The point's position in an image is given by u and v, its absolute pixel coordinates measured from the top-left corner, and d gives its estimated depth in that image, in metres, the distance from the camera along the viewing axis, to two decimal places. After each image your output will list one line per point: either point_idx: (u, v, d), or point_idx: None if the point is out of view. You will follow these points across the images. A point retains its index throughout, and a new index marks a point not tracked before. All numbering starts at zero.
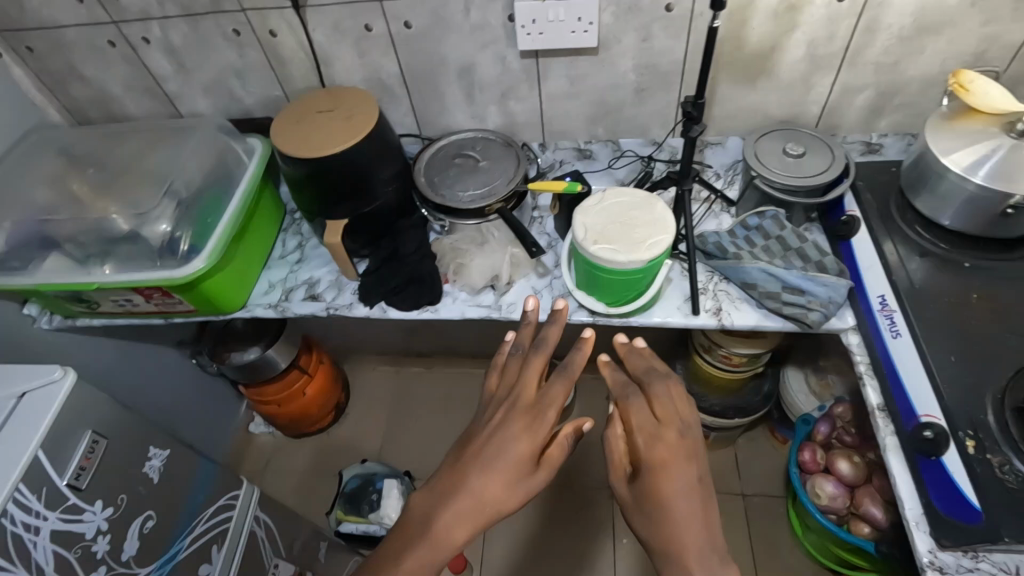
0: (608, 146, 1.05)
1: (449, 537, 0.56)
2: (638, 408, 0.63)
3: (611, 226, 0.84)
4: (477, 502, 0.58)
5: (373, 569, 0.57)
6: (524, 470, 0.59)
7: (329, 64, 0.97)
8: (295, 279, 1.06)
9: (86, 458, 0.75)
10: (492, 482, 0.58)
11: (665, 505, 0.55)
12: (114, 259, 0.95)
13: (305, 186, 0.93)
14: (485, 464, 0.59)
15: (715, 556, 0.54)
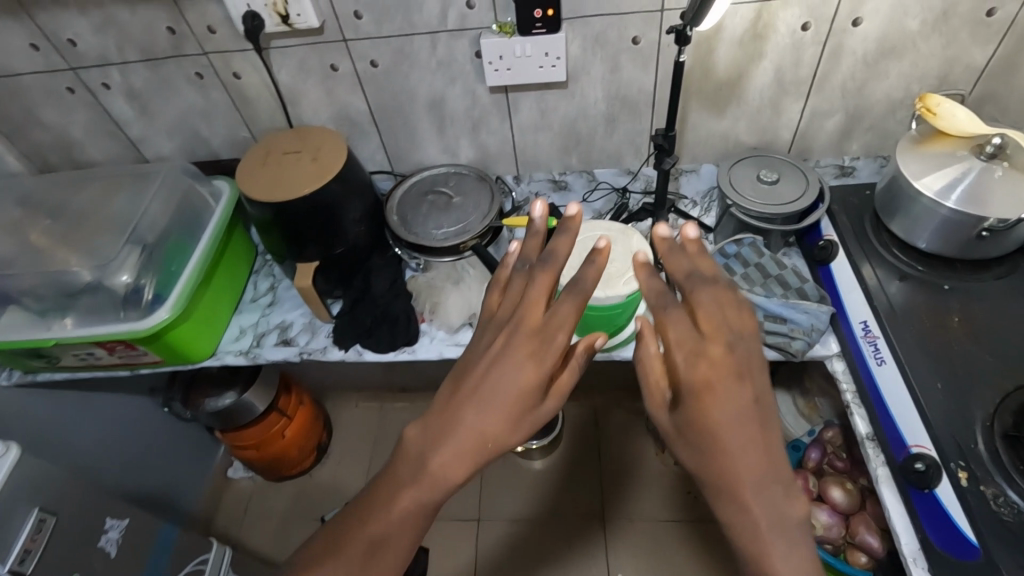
0: (582, 176, 1.03)
1: (447, 476, 0.49)
2: (678, 322, 0.45)
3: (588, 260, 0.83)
4: (477, 444, 0.49)
5: (365, 514, 0.51)
6: (531, 402, 0.50)
7: (295, 103, 0.96)
8: (266, 323, 1.02)
9: (31, 540, 0.71)
10: (489, 420, 0.49)
11: (713, 438, 0.42)
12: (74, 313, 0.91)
13: (274, 230, 0.90)
14: (485, 404, 0.49)
15: (777, 488, 0.42)
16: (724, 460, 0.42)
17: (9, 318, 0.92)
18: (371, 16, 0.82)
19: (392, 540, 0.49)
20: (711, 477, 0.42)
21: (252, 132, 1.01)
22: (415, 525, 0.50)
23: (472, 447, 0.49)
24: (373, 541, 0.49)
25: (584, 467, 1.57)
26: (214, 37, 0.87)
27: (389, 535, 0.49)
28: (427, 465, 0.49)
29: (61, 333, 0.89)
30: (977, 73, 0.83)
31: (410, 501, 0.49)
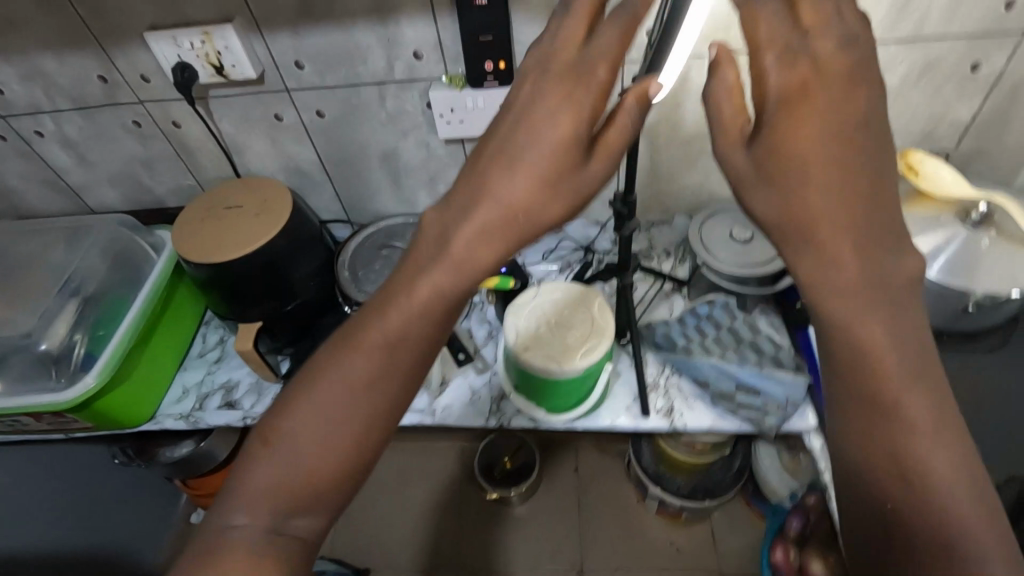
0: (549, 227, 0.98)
1: (472, 258, 0.42)
2: (772, 13, 0.41)
3: (545, 328, 0.77)
4: (481, 256, 0.42)
5: (361, 343, 0.44)
6: (575, 156, 0.42)
7: (241, 153, 0.90)
8: (211, 384, 0.96)
9: None
10: (521, 181, 0.41)
11: (796, 170, 0.38)
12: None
13: (213, 289, 0.84)
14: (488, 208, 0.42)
15: (890, 253, 0.37)
16: (835, 221, 0.37)
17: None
18: (314, 66, 0.77)
19: (396, 362, 0.43)
20: (779, 223, 0.39)
21: (198, 180, 0.96)
22: (423, 350, 0.44)
23: (470, 252, 0.42)
24: (379, 376, 0.43)
25: (562, 515, 1.50)
26: (149, 86, 0.81)
27: (380, 377, 0.43)
28: (427, 282, 0.42)
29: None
30: (963, 129, 0.77)
31: (413, 302, 0.43)
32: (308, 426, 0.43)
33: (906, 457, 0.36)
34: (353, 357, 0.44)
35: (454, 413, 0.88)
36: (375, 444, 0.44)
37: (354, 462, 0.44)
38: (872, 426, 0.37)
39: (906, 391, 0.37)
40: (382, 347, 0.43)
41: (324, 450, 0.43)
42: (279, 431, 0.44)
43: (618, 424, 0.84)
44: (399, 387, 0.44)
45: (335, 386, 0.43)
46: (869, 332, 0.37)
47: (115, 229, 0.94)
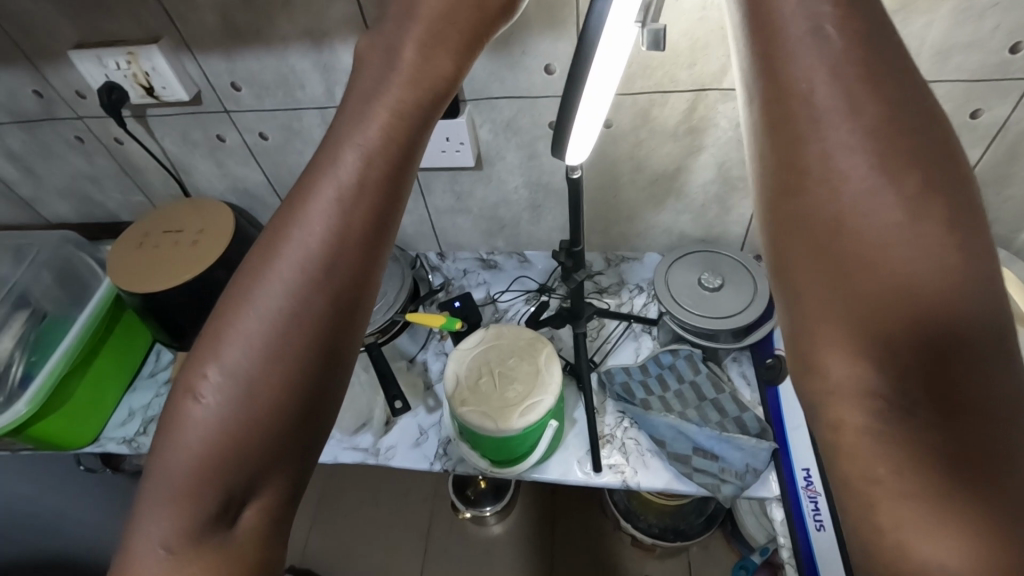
0: (513, 258, 0.92)
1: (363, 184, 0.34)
2: None
3: (487, 379, 0.72)
4: (363, 196, 0.34)
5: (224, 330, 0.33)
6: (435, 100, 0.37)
7: (187, 172, 0.86)
8: (156, 408, 0.93)
9: None
10: (389, 110, 0.35)
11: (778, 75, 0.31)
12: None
13: (149, 318, 0.81)
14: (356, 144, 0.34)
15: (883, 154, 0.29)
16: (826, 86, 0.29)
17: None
18: (250, 89, 0.72)
19: (301, 325, 0.33)
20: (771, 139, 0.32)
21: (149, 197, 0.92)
22: (344, 281, 0.33)
23: (355, 192, 0.34)
24: (277, 344, 0.33)
25: (535, 538, 1.45)
26: (84, 102, 0.77)
27: (278, 354, 0.33)
28: (305, 235, 0.33)
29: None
30: None
31: (296, 260, 0.33)
32: (210, 425, 0.32)
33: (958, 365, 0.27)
34: (240, 328, 0.33)
35: (398, 454, 0.84)
36: (306, 424, 0.33)
37: (290, 451, 0.33)
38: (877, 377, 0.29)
39: (914, 253, 0.28)
40: (268, 320, 0.33)
41: (237, 448, 0.32)
42: (173, 439, 0.32)
43: (568, 478, 0.78)
44: (314, 343, 0.33)
45: (237, 368, 0.33)
46: (868, 226, 0.29)
47: (61, 245, 0.92)
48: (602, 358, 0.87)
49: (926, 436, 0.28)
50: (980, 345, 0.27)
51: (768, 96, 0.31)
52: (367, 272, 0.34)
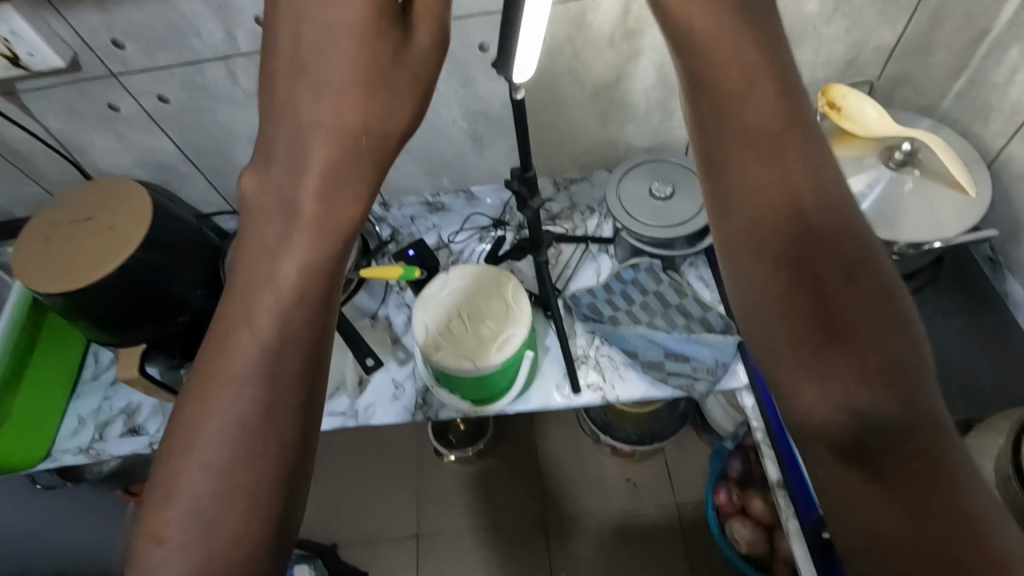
0: (460, 196, 0.89)
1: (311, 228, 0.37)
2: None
3: (457, 323, 0.70)
4: (317, 236, 0.37)
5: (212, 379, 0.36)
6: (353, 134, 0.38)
7: (83, 151, 0.76)
8: (109, 411, 0.87)
9: None
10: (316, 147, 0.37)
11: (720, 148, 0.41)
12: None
13: (77, 317, 0.74)
14: (295, 229, 0.37)
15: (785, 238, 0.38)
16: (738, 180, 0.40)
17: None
18: (137, 44, 0.63)
19: (283, 359, 0.36)
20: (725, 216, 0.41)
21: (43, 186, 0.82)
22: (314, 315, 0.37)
23: (308, 231, 0.37)
24: (248, 427, 0.35)
25: (519, 466, 1.50)
26: None
27: (245, 440, 0.35)
28: (266, 284, 0.37)
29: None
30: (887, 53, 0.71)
31: (267, 301, 0.36)
32: (208, 461, 0.35)
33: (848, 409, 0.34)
34: (225, 367, 0.36)
35: (378, 411, 0.83)
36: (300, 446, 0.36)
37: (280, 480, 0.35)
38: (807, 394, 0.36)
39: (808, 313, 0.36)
40: (235, 402, 0.35)
41: (235, 478, 0.34)
42: (176, 479, 0.35)
43: (550, 404, 0.80)
44: (294, 373, 0.36)
45: (229, 409, 0.35)
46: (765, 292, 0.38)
47: None
48: (565, 283, 0.87)
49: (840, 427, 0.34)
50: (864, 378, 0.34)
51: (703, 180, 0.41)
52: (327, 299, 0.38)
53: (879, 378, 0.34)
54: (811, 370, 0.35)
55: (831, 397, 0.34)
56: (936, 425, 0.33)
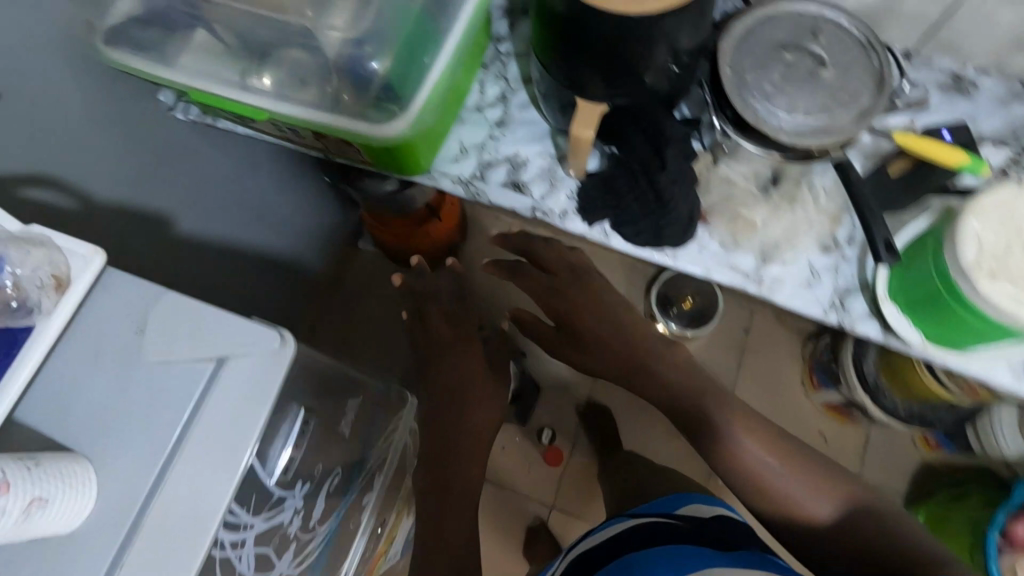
0: (1000, 86, 0.71)
1: (475, 460, 0.84)
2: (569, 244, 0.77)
3: (1016, 252, 0.57)
4: (479, 425, 0.87)
5: (428, 466, 0.83)
6: (477, 353, 0.90)
7: None
8: (494, 153, 0.79)
9: (295, 445, 0.62)
10: (472, 368, 0.89)
11: (677, 376, 0.81)
12: (273, 70, 0.69)
13: (563, 29, 0.62)
14: (461, 368, 0.88)
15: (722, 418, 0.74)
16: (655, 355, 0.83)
17: (194, 51, 0.69)
18: None
19: (445, 473, 0.80)
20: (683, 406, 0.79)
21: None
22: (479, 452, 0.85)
23: (483, 401, 0.88)
24: (440, 488, 0.80)
25: (712, 363, 1.47)
26: None
27: (444, 536, 0.77)
28: (457, 457, 0.82)
29: (259, 105, 0.68)
30: None
31: (451, 441, 0.84)
32: (446, 526, 0.78)
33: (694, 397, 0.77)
34: (422, 495, 0.82)
35: (785, 290, 0.72)
36: (463, 507, 0.80)
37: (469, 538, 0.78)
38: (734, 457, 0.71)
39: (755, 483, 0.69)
40: (467, 423, 0.86)
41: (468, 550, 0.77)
42: (423, 523, 0.80)
43: (993, 381, 0.68)
44: (460, 502, 0.81)
45: (435, 505, 0.80)
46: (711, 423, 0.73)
47: None
48: None
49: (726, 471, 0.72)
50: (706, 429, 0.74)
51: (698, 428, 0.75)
52: (475, 424, 0.86)
53: (776, 464, 0.70)
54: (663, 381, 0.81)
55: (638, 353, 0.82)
56: (795, 466, 0.69)
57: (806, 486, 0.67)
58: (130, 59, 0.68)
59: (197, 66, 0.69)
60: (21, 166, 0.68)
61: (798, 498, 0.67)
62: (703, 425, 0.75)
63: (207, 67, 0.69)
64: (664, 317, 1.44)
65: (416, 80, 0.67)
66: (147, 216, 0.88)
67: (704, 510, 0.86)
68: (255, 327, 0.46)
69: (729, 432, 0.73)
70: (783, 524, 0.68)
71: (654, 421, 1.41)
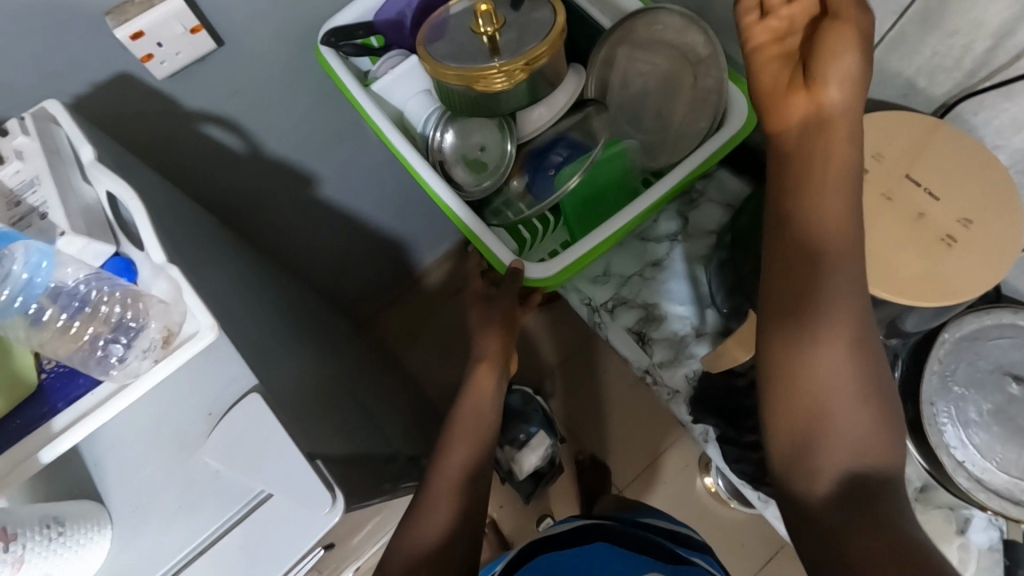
0: None
1: (432, 525, 0.56)
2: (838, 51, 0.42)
3: None
4: (457, 485, 0.58)
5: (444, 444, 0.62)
6: (500, 356, 0.67)
7: (993, 101, 0.49)
8: (634, 293, 0.73)
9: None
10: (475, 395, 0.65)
11: (799, 312, 0.42)
12: (461, 133, 0.71)
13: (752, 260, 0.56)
14: (469, 406, 0.64)
15: (859, 387, 0.40)
16: (811, 301, 0.41)
17: (392, 87, 0.72)
18: None
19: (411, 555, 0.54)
20: (783, 304, 0.43)
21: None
22: (452, 498, 0.58)
23: (486, 402, 0.65)
24: (453, 482, 0.59)
25: (748, 549, 1.29)
26: None
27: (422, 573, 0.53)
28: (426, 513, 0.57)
29: (431, 176, 0.66)
30: None
31: (434, 503, 0.57)
32: (434, 529, 0.55)
33: (809, 354, 0.41)
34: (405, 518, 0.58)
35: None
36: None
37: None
38: (805, 420, 0.40)
39: (832, 437, 0.39)
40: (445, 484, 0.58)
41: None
42: (428, 506, 0.57)
43: None
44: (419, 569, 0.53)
45: (436, 498, 0.58)
46: (792, 361, 0.41)
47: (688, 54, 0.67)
48: None
49: (782, 415, 0.41)
50: (793, 371, 0.41)
51: (780, 353, 0.42)
52: (445, 483, 0.59)
53: (858, 419, 0.39)
54: (789, 264, 0.43)
55: (816, 212, 0.43)
56: (868, 449, 0.39)
57: (850, 392, 0.40)
58: (340, 67, 0.69)
59: (393, 95, 0.72)
60: (209, 105, 0.70)
61: (851, 391, 0.40)
62: (792, 367, 0.41)
63: (401, 99, 0.73)
64: (716, 471, 1.31)
65: (582, 215, 0.69)
66: (299, 175, 0.88)
67: (660, 521, 0.67)
68: (312, 481, 0.39)
69: (848, 380, 0.40)
70: (786, 426, 0.41)
71: (648, 471, 1.37)
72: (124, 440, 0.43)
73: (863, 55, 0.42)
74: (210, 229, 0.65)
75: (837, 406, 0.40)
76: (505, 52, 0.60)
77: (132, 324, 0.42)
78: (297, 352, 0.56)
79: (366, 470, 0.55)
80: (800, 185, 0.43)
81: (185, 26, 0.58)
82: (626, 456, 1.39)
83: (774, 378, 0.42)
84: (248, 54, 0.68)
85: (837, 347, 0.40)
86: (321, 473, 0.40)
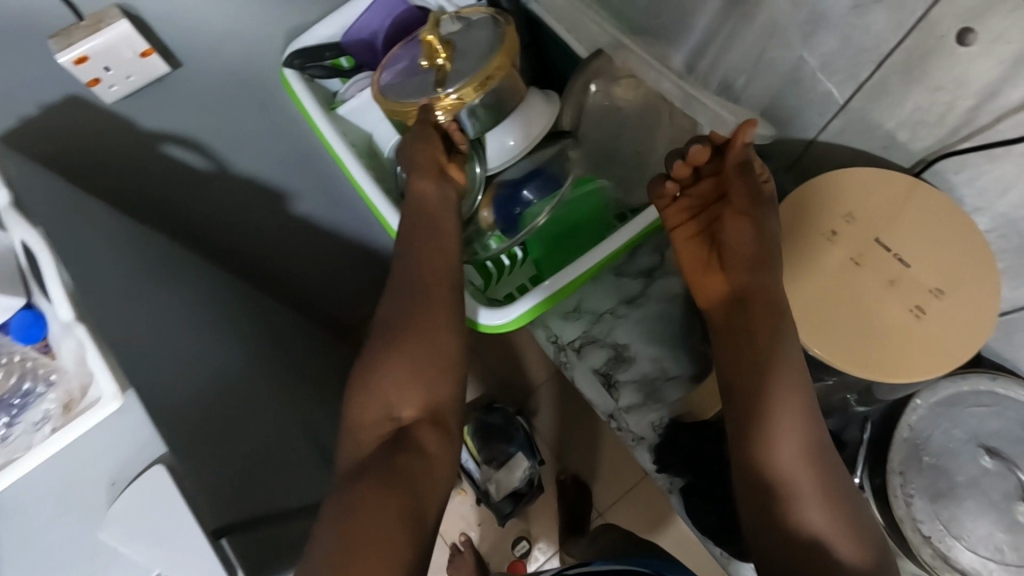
0: None
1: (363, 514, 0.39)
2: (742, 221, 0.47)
3: None
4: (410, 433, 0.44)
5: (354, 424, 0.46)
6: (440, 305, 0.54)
7: (975, 161, 0.46)
8: (604, 332, 0.70)
9: None
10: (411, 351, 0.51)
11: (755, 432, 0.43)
12: None
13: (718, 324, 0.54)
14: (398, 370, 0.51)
15: (821, 482, 0.42)
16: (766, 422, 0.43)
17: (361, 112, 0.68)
18: None
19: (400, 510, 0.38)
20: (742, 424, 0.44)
21: (821, 88, 0.52)
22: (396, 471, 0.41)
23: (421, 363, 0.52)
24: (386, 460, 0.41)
25: None
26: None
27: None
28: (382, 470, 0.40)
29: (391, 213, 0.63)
30: None
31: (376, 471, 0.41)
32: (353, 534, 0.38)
33: (774, 468, 0.42)
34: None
35: None
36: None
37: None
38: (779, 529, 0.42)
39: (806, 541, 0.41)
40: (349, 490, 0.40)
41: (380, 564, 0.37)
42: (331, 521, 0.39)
43: None
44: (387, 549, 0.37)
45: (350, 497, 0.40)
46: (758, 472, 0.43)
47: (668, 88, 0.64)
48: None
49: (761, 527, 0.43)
50: (760, 486, 0.43)
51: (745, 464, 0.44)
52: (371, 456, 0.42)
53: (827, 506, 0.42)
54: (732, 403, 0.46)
55: (759, 349, 0.45)
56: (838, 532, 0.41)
57: (814, 484, 0.42)
58: (303, 90, 0.67)
59: (362, 121, 0.69)
60: (169, 124, 0.68)
61: (815, 484, 0.42)
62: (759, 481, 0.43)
63: (372, 124, 0.69)
64: None
65: (551, 253, 0.67)
66: None
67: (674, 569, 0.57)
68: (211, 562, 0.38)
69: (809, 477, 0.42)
70: (764, 531, 0.43)
71: (629, 493, 1.35)
72: (33, 499, 0.41)
73: (766, 233, 0.46)
74: (165, 255, 0.63)
75: (802, 500, 0.42)
76: (461, 77, 0.57)
77: (19, 399, 0.44)
78: (243, 392, 0.54)
79: (305, 518, 0.52)
80: (740, 328, 0.46)
81: (135, 50, 0.56)
82: (608, 478, 1.37)
83: (747, 491, 0.44)
84: (211, 73, 0.66)
85: (793, 445, 0.42)
86: (224, 556, 0.38)
